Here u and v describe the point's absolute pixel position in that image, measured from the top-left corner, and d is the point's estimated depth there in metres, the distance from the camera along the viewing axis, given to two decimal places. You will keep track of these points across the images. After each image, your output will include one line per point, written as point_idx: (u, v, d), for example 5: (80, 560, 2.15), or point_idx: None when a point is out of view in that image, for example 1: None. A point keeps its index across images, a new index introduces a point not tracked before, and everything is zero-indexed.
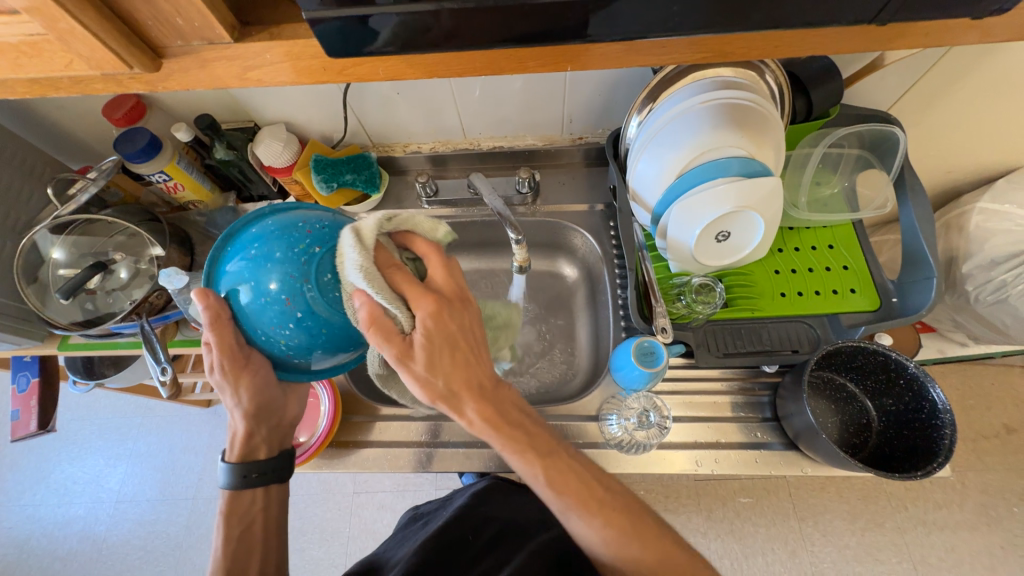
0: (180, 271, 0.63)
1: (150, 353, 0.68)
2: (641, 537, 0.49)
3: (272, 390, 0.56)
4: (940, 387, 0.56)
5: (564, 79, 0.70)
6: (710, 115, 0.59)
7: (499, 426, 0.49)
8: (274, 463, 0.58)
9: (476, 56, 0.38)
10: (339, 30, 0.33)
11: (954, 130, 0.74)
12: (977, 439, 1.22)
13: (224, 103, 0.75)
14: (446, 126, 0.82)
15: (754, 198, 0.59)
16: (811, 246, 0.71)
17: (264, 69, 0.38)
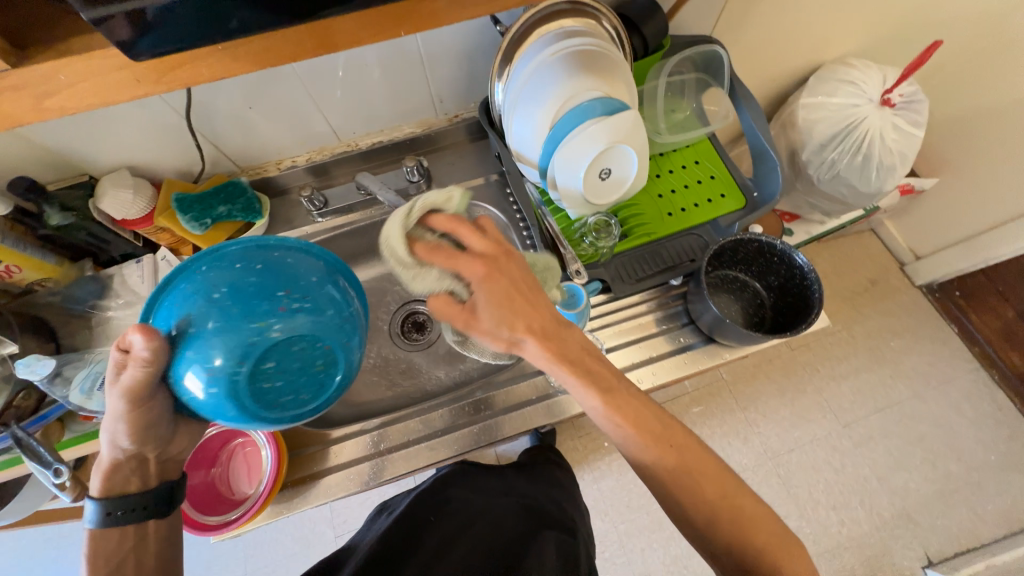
0: (41, 357, 0.59)
1: (36, 459, 0.59)
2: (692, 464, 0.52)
3: (166, 429, 0.50)
4: (802, 253, 0.66)
5: (421, 58, 0.70)
6: (562, 64, 0.63)
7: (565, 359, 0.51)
8: (150, 497, 0.50)
9: (307, 35, 0.36)
10: (138, 29, 0.30)
11: (765, 41, 0.86)
12: (853, 297, 1.46)
13: (40, 159, 0.65)
14: (316, 133, 0.78)
15: (620, 131, 0.65)
16: (681, 165, 0.80)
17: (63, 94, 0.34)
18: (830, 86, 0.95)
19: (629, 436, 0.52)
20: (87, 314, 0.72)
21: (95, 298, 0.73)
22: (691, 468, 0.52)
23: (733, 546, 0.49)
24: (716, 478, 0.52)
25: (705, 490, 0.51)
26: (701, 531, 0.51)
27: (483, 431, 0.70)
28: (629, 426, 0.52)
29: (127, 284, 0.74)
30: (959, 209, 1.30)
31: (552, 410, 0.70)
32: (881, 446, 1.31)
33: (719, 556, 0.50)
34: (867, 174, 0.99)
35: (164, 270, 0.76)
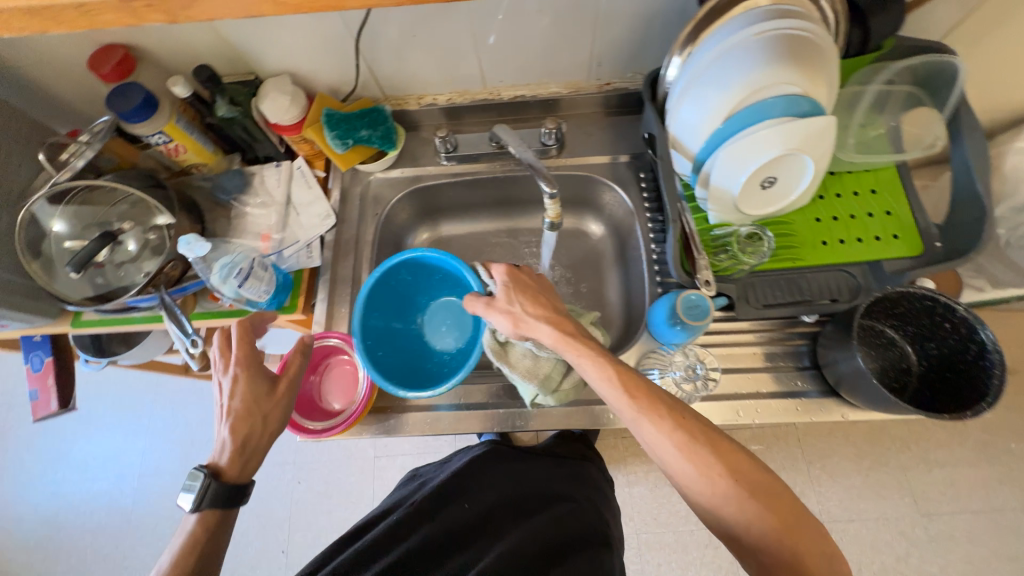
0: (200, 239, 0.63)
1: (175, 324, 0.66)
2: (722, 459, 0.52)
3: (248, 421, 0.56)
4: (990, 327, 0.55)
5: (597, 13, 0.65)
6: (762, 49, 0.55)
7: (577, 342, 0.60)
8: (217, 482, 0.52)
9: None
10: None
11: (1006, 63, 0.70)
12: None
13: (221, 52, 0.68)
14: (465, 74, 0.76)
15: (805, 139, 0.57)
16: (853, 191, 0.69)
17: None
18: None
19: (642, 423, 0.54)
20: (231, 205, 0.78)
21: (237, 191, 0.78)
22: (708, 462, 0.51)
23: (752, 532, 0.49)
24: (733, 467, 0.51)
25: (716, 477, 0.51)
26: (718, 514, 0.51)
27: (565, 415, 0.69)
28: (643, 410, 0.55)
29: (264, 185, 0.79)
30: None
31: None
32: (963, 550, 1.15)
33: (737, 540, 0.50)
34: None
35: (297, 179, 0.79)
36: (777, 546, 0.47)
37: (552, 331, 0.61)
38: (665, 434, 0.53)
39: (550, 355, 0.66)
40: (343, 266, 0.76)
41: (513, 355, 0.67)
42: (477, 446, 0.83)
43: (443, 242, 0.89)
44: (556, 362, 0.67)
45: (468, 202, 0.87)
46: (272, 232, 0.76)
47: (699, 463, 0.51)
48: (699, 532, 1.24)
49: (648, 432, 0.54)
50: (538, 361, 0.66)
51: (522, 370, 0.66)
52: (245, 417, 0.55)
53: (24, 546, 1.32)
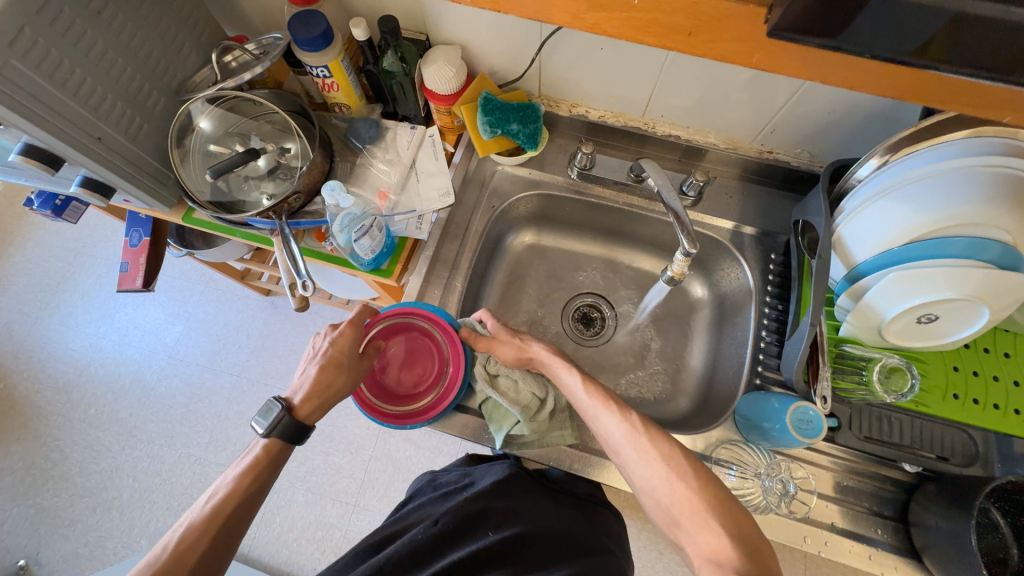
0: (344, 189, 0.64)
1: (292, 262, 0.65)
2: (667, 461, 0.52)
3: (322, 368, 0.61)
4: None
5: (800, 84, 0.60)
6: (983, 185, 0.50)
7: (563, 360, 0.64)
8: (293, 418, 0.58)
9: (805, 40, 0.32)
10: None
11: None
12: None
13: (407, 6, 0.67)
14: (630, 98, 0.73)
15: (991, 291, 0.51)
16: (1005, 352, 0.62)
17: (610, 15, 0.28)
18: None
19: (595, 415, 0.58)
20: (359, 152, 0.78)
21: (370, 142, 0.78)
22: (639, 446, 0.54)
23: (685, 515, 0.49)
24: (667, 453, 0.53)
25: (662, 469, 0.52)
26: (655, 495, 0.52)
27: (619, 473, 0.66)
28: (595, 401, 0.59)
29: (395, 143, 0.78)
30: None
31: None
32: None
33: (677, 524, 0.50)
34: None
35: (427, 147, 0.78)
36: (699, 525, 0.48)
37: (542, 349, 0.66)
38: (617, 427, 0.56)
39: (529, 383, 0.66)
40: (447, 248, 0.75)
41: (500, 385, 0.65)
42: (500, 462, 0.81)
43: (540, 250, 0.87)
44: (534, 394, 0.66)
45: (580, 221, 0.85)
46: (390, 192, 0.75)
47: (638, 447, 0.54)
48: None
49: (614, 433, 0.56)
50: (518, 390, 0.66)
51: (506, 399, 0.64)
52: (339, 376, 0.61)
53: (53, 384, 1.40)
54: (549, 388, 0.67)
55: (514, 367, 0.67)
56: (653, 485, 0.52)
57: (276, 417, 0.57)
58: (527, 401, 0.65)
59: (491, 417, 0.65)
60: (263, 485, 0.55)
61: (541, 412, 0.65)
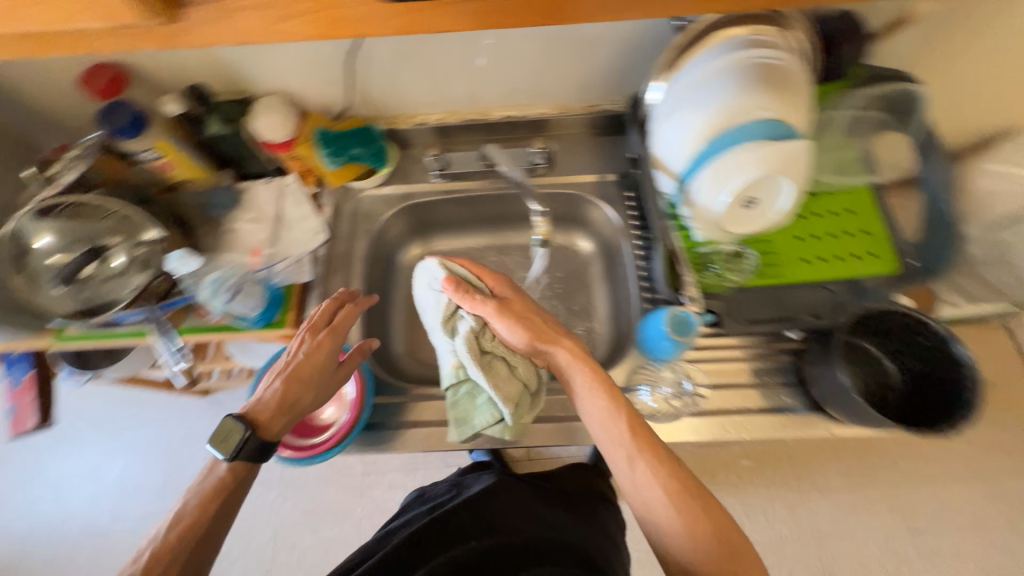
0: (191, 255, 0.68)
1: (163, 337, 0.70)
2: (713, 530, 0.50)
3: (295, 381, 0.59)
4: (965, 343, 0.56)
5: (580, 40, 0.68)
6: (740, 78, 0.58)
7: (587, 362, 0.61)
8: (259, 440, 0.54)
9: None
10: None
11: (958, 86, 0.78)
12: None
13: (217, 71, 0.70)
14: (456, 94, 0.78)
15: (782, 163, 0.59)
16: (833, 211, 0.71)
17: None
18: None
19: (636, 458, 0.54)
20: (221, 220, 0.78)
21: (228, 207, 0.79)
22: (676, 506, 0.51)
23: None
24: (721, 528, 0.50)
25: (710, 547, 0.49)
26: (696, 575, 0.49)
27: (553, 430, 0.69)
28: (634, 448, 0.54)
29: (255, 201, 0.79)
30: None
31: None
32: None
33: None
34: None
35: (289, 195, 0.80)
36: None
37: (565, 343, 0.63)
38: (659, 490, 0.52)
39: (525, 370, 0.66)
40: (334, 280, 0.77)
41: (495, 369, 0.64)
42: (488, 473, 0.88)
43: (434, 257, 0.90)
44: (525, 387, 0.66)
45: (460, 219, 0.87)
46: (263, 247, 0.76)
47: (686, 515, 0.50)
48: None
49: (653, 492, 0.52)
50: (511, 376, 0.65)
51: (500, 391, 0.63)
52: (306, 388, 0.59)
53: None
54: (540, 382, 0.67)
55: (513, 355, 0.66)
56: (698, 560, 0.49)
57: (242, 439, 0.53)
58: (518, 379, 0.65)
59: (455, 414, 0.64)
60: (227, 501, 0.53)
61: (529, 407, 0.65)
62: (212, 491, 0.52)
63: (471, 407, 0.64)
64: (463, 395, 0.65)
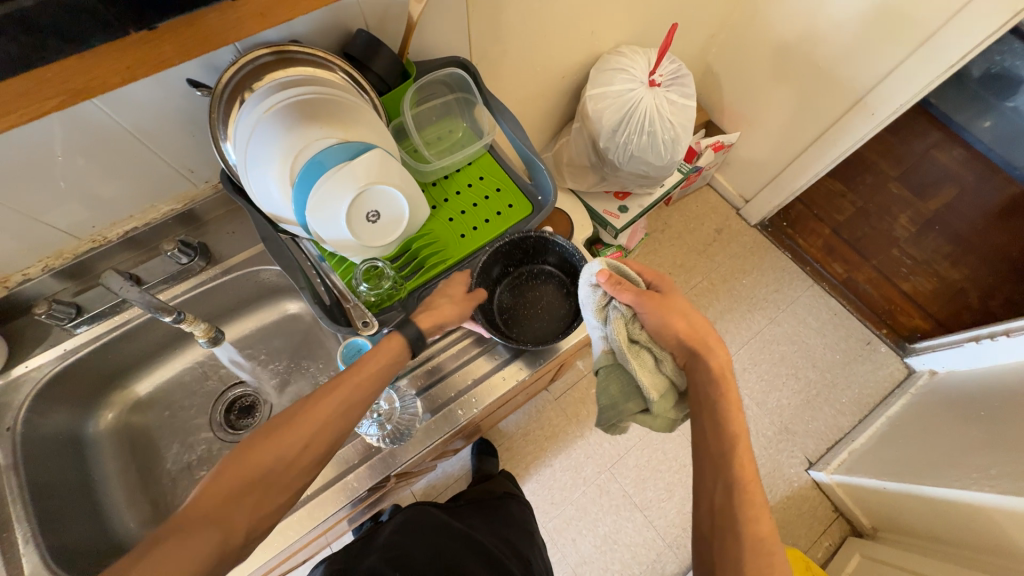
0: None
1: None
2: (746, 502, 0.59)
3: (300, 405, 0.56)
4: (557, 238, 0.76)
5: (135, 138, 0.63)
6: (278, 121, 0.59)
7: (723, 352, 0.68)
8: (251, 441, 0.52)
9: None
10: None
11: (521, 50, 0.94)
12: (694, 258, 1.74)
13: None
14: (39, 238, 0.67)
15: (364, 172, 0.62)
16: (467, 184, 0.80)
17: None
18: (608, 77, 1.07)
19: (741, 446, 0.62)
20: None
21: None
22: (720, 474, 0.61)
23: (745, 557, 0.56)
24: (762, 507, 0.59)
25: (740, 517, 0.58)
26: (731, 543, 0.57)
27: (323, 504, 0.69)
28: (741, 430, 0.63)
29: None
30: (764, 145, 1.58)
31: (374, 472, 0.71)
32: (752, 375, 1.62)
33: (721, 563, 0.57)
34: (656, 149, 1.10)
35: None
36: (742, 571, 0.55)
37: (668, 324, 0.67)
38: (728, 471, 0.61)
39: (659, 353, 0.68)
40: None
41: (637, 356, 0.67)
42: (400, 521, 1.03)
43: (143, 403, 0.80)
44: (669, 380, 0.68)
45: (146, 351, 0.78)
46: None
47: (739, 496, 0.59)
48: (589, 486, 1.47)
49: (720, 472, 0.61)
50: (650, 363, 0.67)
51: (645, 376, 0.66)
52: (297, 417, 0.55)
53: None
54: (666, 370, 0.68)
55: (653, 337, 0.68)
56: (729, 523, 0.58)
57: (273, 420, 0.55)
58: (651, 364, 0.67)
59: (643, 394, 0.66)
60: (278, 480, 0.52)
61: (669, 390, 0.68)
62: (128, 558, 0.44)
63: (615, 385, 0.67)
64: (615, 376, 0.67)
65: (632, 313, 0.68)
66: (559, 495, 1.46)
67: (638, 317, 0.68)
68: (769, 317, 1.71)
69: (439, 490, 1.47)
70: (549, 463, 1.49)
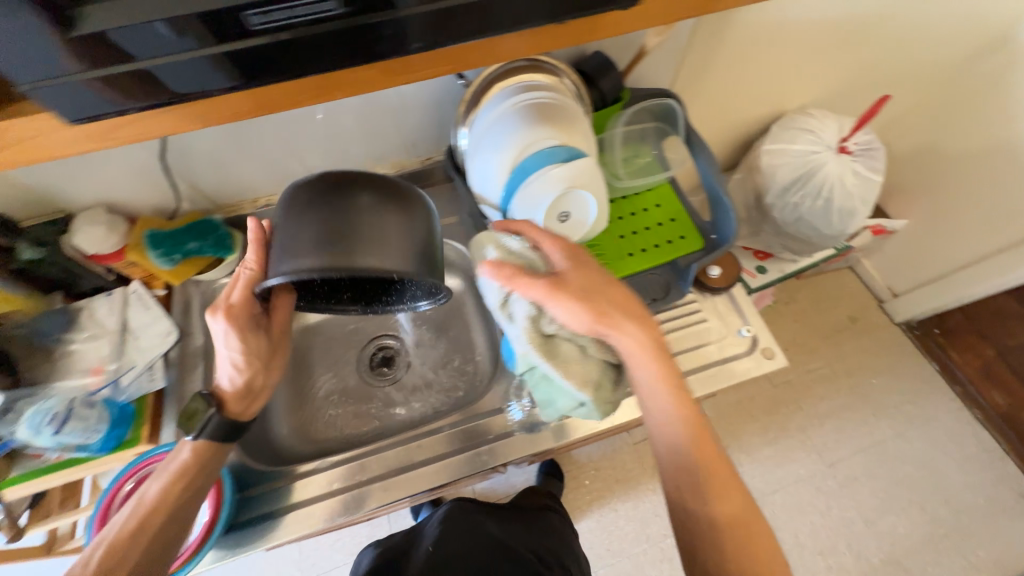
0: None
1: None
2: (732, 553, 0.54)
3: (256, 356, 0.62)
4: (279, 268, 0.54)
5: (391, 107, 0.75)
6: (518, 117, 0.67)
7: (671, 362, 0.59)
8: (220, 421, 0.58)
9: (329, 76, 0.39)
10: None
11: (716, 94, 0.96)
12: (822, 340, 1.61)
13: (23, 197, 0.68)
14: (291, 173, 0.81)
15: (575, 176, 0.67)
16: (643, 208, 0.82)
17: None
18: (791, 135, 1.03)
19: (699, 484, 0.57)
20: (53, 347, 0.72)
21: (62, 331, 0.73)
22: (695, 499, 0.57)
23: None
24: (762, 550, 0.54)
25: (728, 555, 0.54)
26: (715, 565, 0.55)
27: (448, 468, 0.72)
28: (717, 466, 0.58)
29: (94, 317, 0.75)
30: (934, 239, 1.42)
31: (498, 455, 0.73)
32: (867, 487, 1.41)
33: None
34: (829, 216, 1.05)
35: (134, 304, 0.76)
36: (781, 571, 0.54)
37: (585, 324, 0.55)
38: (711, 504, 0.56)
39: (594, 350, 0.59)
40: (191, 380, 0.73)
41: (561, 350, 0.57)
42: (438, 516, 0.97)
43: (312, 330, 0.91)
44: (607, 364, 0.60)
45: None
46: (106, 364, 0.71)
47: (732, 535, 0.55)
48: (653, 546, 1.38)
49: (688, 499, 0.57)
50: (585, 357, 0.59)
51: (572, 374, 0.57)
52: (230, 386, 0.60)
53: None
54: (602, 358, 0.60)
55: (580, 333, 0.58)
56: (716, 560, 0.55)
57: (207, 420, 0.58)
58: (585, 357, 0.59)
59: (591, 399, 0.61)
60: (193, 507, 0.57)
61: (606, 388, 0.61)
62: (135, 522, 0.53)
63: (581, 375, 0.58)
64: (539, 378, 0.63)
65: (535, 304, 0.56)
66: (618, 544, 1.39)
67: (544, 310, 0.56)
68: (897, 429, 1.49)
69: (500, 496, 1.47)
70: (615, 508, 1.42)
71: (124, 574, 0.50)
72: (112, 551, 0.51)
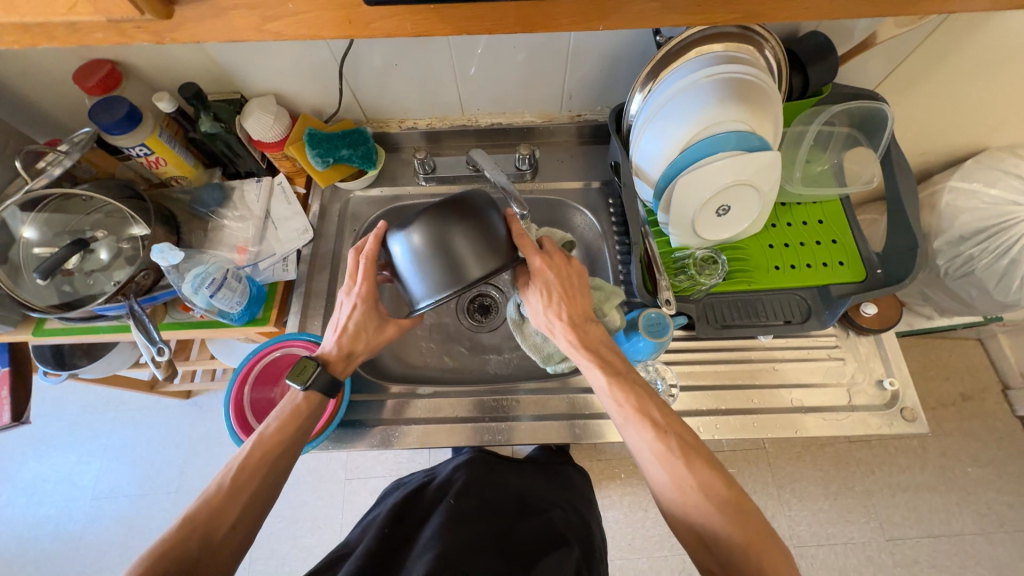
0: (174, 248, 0.64)
1: (141, 333, 0.66)
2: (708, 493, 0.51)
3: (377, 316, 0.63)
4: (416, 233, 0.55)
5: (566, 52, 0.70)
6: (713, 91, 0.60)
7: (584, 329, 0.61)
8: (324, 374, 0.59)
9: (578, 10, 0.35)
10: None
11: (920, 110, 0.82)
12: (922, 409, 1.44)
13: (211, 72, 0.71)
14: (443, 101, 0.80)
15: (753, 171, 0.61)
16: (802, 221, 0.74)
17: (286, 22, 0.33)
18: (992, 176, 0.87)
19: (625, 426, 0.56)
20: (208, 217, 0.78)
21: (216, 205, 0.79)
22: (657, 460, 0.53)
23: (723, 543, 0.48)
24: (738, 503, 0.50)
25: (695, 497, 0.51)
26: (686, 520, 0.51)
27: (527, 431, 0.72)
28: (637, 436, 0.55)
29: (244, 200, 0.80)
30: None
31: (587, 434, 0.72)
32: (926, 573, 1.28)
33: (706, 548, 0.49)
34: (1008, 281, 0.91)
35: (278, 195, 0.81)
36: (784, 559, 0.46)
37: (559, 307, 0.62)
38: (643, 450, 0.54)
39: None
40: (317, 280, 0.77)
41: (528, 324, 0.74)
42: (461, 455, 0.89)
43: None
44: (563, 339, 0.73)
45: None
46: (249, 245, 0.76)
47: (671, 471, 0.52)
48: None
49: (639, 450, 0.55)
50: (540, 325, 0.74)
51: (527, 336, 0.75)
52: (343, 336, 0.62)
53: None
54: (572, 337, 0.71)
55: None
56: (684, 506, 0.51)
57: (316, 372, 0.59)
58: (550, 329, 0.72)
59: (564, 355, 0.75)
60: (293, 449, 0.57)
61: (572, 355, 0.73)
62: (237, 473, 0.53)
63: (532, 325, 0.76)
64: None
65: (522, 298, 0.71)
66: None
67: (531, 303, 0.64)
68: (983, 528, 1.32)
69: None
70: (646, 508, 1.30)
71: (250, 496, 0.52)
72: (240, 475, 0.53)
